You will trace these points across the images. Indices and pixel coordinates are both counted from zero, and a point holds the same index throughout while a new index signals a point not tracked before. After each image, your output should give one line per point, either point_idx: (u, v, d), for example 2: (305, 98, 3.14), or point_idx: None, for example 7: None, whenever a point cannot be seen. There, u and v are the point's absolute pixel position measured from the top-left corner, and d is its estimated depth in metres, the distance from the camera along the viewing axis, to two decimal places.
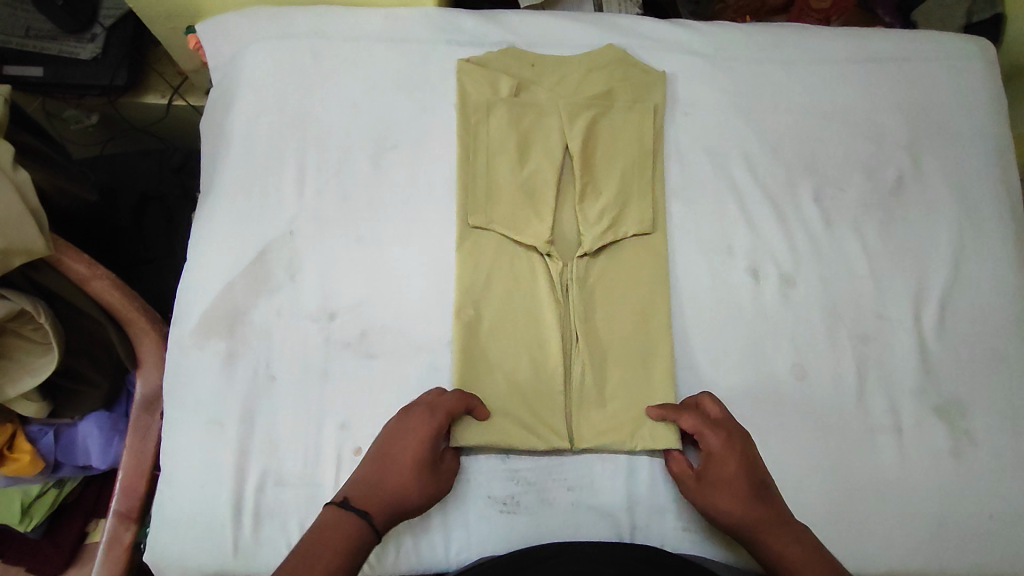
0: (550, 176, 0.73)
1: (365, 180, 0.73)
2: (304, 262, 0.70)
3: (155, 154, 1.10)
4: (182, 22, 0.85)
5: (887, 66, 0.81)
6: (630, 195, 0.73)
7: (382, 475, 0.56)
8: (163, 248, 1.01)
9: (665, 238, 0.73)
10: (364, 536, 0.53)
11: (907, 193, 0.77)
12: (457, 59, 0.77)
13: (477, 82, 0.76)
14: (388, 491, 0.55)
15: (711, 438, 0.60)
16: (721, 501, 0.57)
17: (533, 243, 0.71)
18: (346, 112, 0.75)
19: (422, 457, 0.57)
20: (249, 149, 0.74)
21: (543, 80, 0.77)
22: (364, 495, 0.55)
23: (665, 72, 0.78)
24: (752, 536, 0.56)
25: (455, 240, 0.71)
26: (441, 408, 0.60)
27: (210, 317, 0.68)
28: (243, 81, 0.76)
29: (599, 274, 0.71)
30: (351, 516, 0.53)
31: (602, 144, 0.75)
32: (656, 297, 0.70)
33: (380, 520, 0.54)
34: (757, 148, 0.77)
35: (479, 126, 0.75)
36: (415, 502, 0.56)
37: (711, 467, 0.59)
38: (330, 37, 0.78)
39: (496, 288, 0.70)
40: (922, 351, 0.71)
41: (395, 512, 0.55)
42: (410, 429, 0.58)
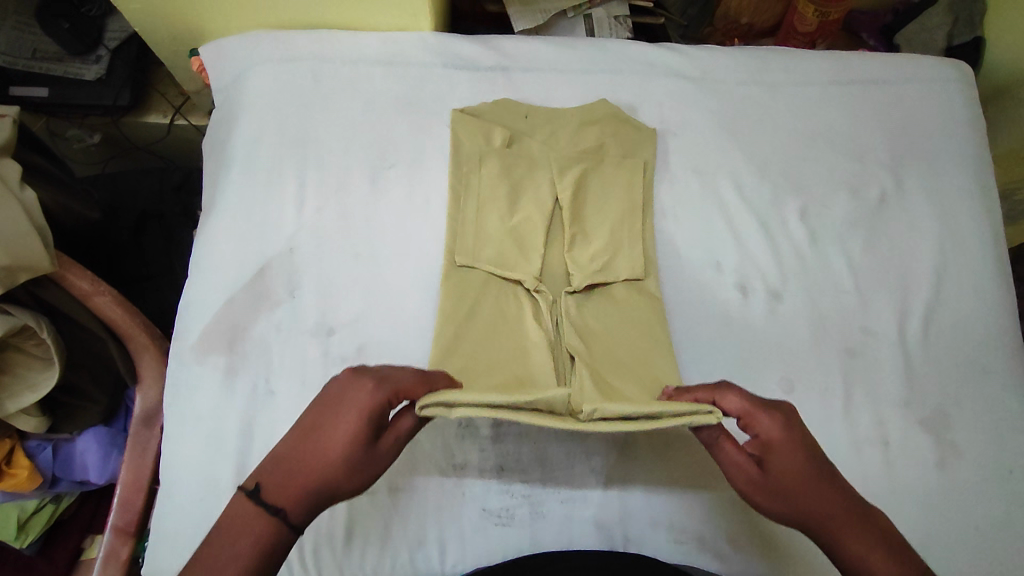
0: (539, 225, 0.74)
1: (363, 198, 0.75)
2: (304, 278, 0.72)
3: (156, 172, 1.13)
4: (185, 46, 0.87)
5: (867, 89, 0.84)
6: (620, 245, 0.74)
7: (306, 461, 0.48)
8: (163, 265, 1.03)
9: (655, 285, 0.73)
10: (277, 534, 0.46)
11: (890, 211, 0.79)
12: (451, 109, 0.79)
13: (470, 133, 0.77)
14: (312, 481, 0.48)
15: (765, 421, 0.52)
16: (791, 497, 0.50)
17: (521, 279, 0.71)
18: (345, 132, 0.78)
19: (355, 442, 0.48)
20: (250, 168, 0.76)
21: (535, 134, 0.79)
22: (282, 484, 0.47)
23: (655, 130, 0.80)
24: (822, 532, 0.49)
25: (440, 277, 0.72)
26: (390, 384, 0.50)
27: (211, 333, 0.69)
28: (245, 103, 0.79)
29: (590, 316, 0.71)
30: (261, 513, 0.46)
31: (591, 197, 0.76)
32: (650, 333, 0.70)
33: (297, 513, 0.47)
34: (744, 168, 0.80)
35: (471, 170, 0.76)
36: (346, 489, 0.49)
37: (767, 458, 0.51)
38: (329, 60, 0.80)
39: (483, 320, 0.69)
40: (907, 365, 0.73)
41: (319, 502, 0.48)
42: (346, 407, 0.49)
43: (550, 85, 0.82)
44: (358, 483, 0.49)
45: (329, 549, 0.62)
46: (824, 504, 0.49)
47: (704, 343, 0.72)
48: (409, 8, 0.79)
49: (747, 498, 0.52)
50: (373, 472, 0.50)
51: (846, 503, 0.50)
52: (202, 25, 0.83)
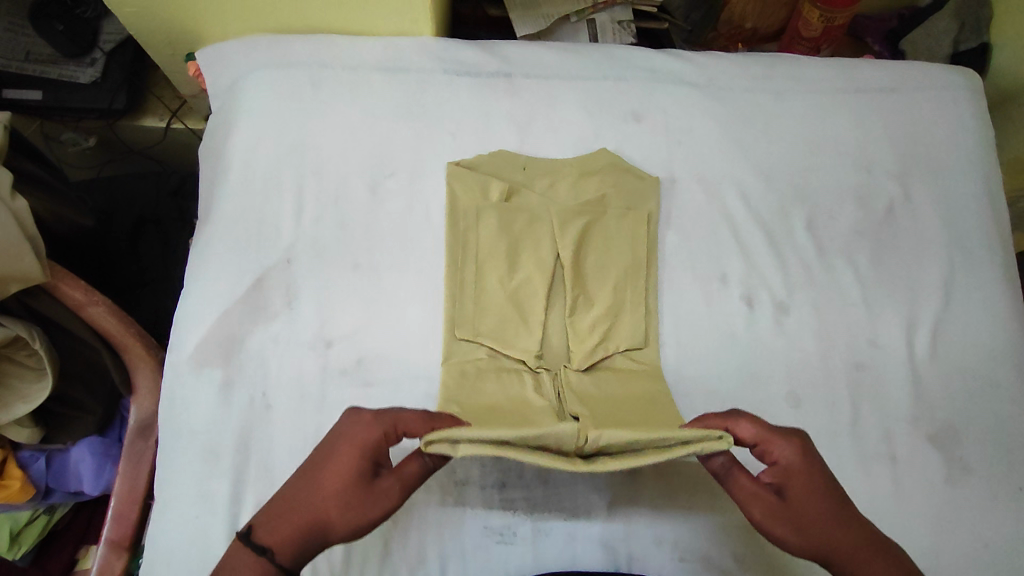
0: (539, 288, 0.72)
1: (362, 208, 0.74)
2: (301, 289, 0.70)
3: (152, 176, 1.12)
4: (182, 49, 0.86)
5: (875, 97, 0.83)
6: (621, 309, 0.72)
7: (300, 502, 0.49)
8: (160, 271, 1.03)
9: (657, 352, 0.71)
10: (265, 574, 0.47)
11: (898, 222, 0.78)
12: (446, 163, 0.76)
13: (467, 186, 0.74)
14: (302, 518, 0.48)
15: (782, 446, 0.52)
16: (814, 527, 0.49)
17: (521, 357, 0.70)
18: (345, 140, 0.76)
19: (346, 474, 0.49)
20: (247, 177, 0.74)
21: (534, 184, 0.76)
22: (275, 523, 0.48)
23: (659, 178, 0.77)
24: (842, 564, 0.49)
25: (440, 354, 0.69)
26: (386, 417, 0.51)
27: (207, 345, 0.68)
28: (243, 108, 0.77)
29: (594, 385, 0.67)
30: (249, 552, 0.47)
31: (593, 254, 0.74)
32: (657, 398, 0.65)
33: (286, 552, 0.47)
34: (749, 176, 0.78)
35: (470, 225, 0.73)
36: (338, 530, 0.48)
37: (786, 485, 0.51)
38: (328, 67, 0.79)
39: (485, 397, 0.65)
40: (914, 378, 0.72)
41: (310, 541, 0.48)
42: (340, 443, 0.50)
43: (553, 91, 0.80)
44: (351, 523, 0.48)
45: (327, 567, 0.61)
46: (842, 538, 0.49)
47: (708, 355, 0.71)
48: (409, 12, 0.78)
49: (766, 533, 0.51)
50: (370, 516, 0.49)
51: (869, 546, 0.49)
52: (198, 30, 0.82)
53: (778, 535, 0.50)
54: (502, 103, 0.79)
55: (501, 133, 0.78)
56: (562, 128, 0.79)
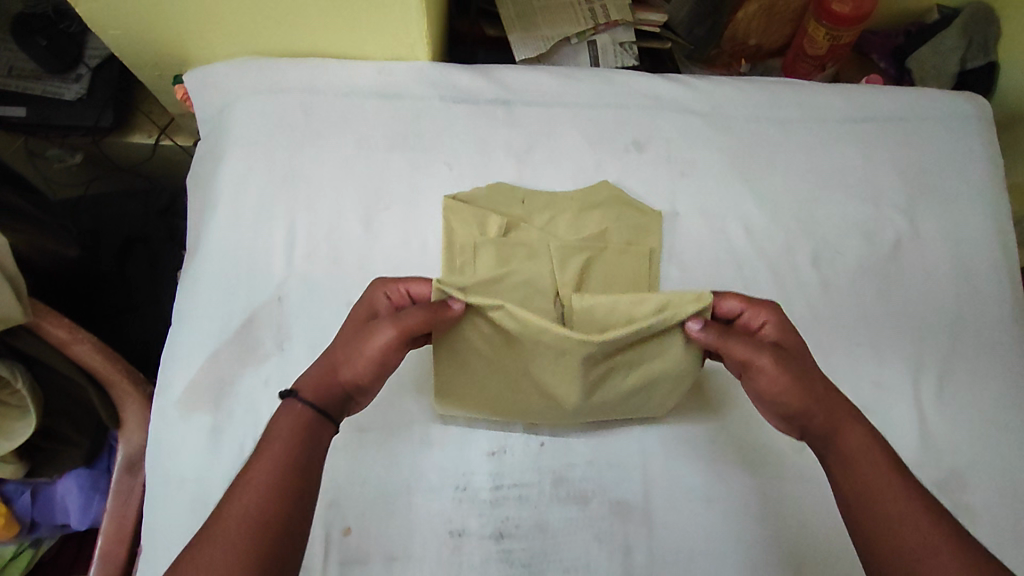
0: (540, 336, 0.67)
1: (357, 244, 0.72)
2: (294, 329, 0.69)
3: (141, 195, 1.11)
4: (168, 72, 0.82)
5: (883, 126, 0.81)
6: None
7: (324, 357, 0.57)
8: (147, 293, 1.01)
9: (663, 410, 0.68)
10: (296, 413, 0.52)
11: (905, 257, 0.76)
12: (444, 197, 0.73)
13: (464, 221, 0.72)
14: (323, 366, 0.56)
15: (765, 313, 0.59)
16: (804, 375, 0.54)
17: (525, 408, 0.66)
18: (338, 170, 0.74)
19: (358, 325, 0.58)
20: (236, 210, 0.72)
21: (533, 218, 0.74)
22: (305, 374, 0.56)
23: (662, 212, 0.75)
24: (832, 413, 0.54)
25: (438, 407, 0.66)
26: (394, 282, 0.61)
27: (197, 387, 0.67)
28: (233, 137, 0.75)
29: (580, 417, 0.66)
30: (285, 400, 0.54)
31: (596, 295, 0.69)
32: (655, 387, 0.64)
33: (309, 391, 0.54)
34: (753, 210, 0.77)
35: (467, 257, 0.71)
36: (349, 370, 0.55)
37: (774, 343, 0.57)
38: (321, 92, 0.76)
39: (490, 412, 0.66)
40: (920, 422, 0.71)
41: (326, 383, 0.55)
42: (356, 309, 0.60)
43: (553, 119, 0.78)
44: (356, 360, 0.55)
45: None
46: (825, 389, 0.54)
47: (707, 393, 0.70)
48: (405, 37, 0.75)
49: (770, 376, 0.54)
50: (369, 353, 0.55)
51: (843, 403, 0.54)
52: (186, 53, 0.79)
53: (780, 379, 0.54)
54: (500, 133, 0.77)
55: (500, 164, 0.76)
56: (562, 159, 0.77)
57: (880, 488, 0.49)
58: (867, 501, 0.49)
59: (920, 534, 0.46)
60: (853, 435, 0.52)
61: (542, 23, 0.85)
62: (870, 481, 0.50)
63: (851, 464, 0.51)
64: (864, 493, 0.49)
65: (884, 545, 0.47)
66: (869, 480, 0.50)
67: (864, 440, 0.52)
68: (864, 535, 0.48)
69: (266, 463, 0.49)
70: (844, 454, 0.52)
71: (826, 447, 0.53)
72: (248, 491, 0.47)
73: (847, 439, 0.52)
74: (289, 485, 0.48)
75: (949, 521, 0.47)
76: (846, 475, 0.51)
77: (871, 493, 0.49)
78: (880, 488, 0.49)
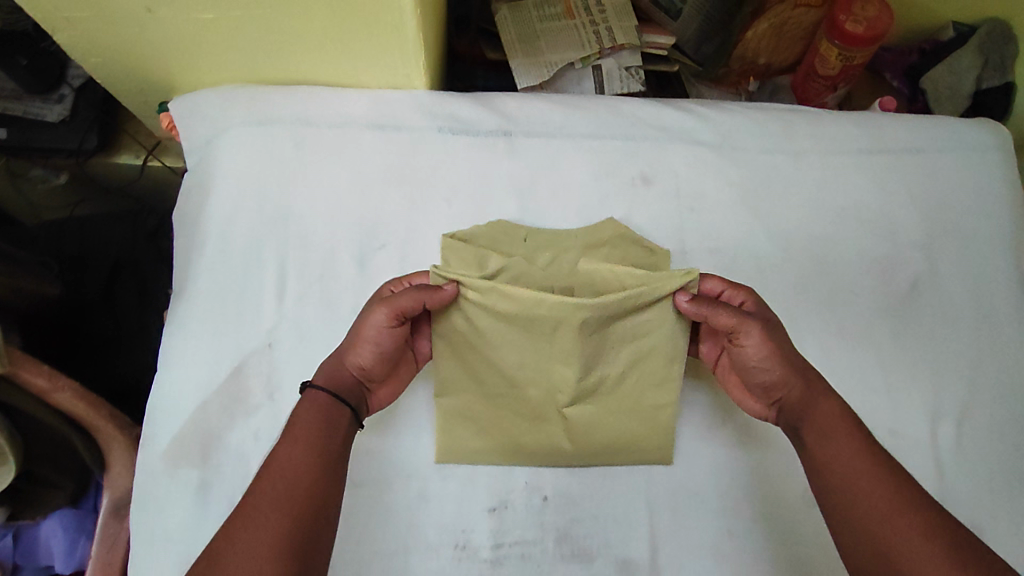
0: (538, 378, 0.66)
1: (351, 286, 0.69)
2: (285, 378, 0.66)
3: (127, 218, 1.06)
4: (153, 97, 0.78)
5: (901, 158, 0.78)
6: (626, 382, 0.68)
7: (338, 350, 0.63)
8: (134, 322, 0.98)
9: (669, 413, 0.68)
10: (312, 399, 0.59)
11: (922, 297, 0.74)
12: (441, 236, 0.70)
13: (461, 260, 0.68)
14: (335, 355, 0.62)
15: (742, 296, 0.65)
16: (775, 350, 0.61)
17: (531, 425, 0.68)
18: (332, 207, 0.71)
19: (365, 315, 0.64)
20: (226, 250, 0.69)
21: (536, 257, 0.69)
22: (321, 366, 0.63)
23: (669, 250, 0.72)
24: (805, 385, 0.60)
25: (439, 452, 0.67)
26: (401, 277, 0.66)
27: (185, 440, 0.64)
28: (221, 173, 0.72)
29: (581, 416, 0.68)
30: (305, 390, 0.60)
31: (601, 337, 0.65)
32: (652, 374, 0.68)
33: (320, 378, 0.60)
34: (766, 248, 0.74)
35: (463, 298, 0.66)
36: (355, 355, 0.62)
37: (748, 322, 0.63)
38: (313, 123, 0.73)
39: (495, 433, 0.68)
40: (937, 473, 0.68)
41: (335, 370, 0.61)
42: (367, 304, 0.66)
43: (557, 151, 0.74)
44: (360, 345, 0.61)
45: None
46: (797, 363, 0.61)
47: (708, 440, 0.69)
48: (401, 67, 0.72)
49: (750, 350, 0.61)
50: (368, 336, 0.61)
51: (813, 378, 0.60)
52: (171, 80, 0.74)
53: (755, 351, 0.61)
54: (501, 166, 0.73)
55: (500, 199, 0.72)
56: (565, 194, 0.73)
57: (843, 460, 0.55)
58: (833, 465, 0.55)
59: (873, 496, 0.52)
60: (823, 407, 0.59)
61: (545, 48, 0.82)
62: (834, 448, 0.56)
63: (822, 432, 0.57)
64: (828, 457, 0.56)
65: (843, 503, 0.54)
66: (833, 446, 0.56)
67: (833, 411, 0.58)
68: (826, 494, 0.55)
69: (294, 446, 0.55)
70: (814, 424, 0.58)
71: (803, 418, 0.59)
72: (280, 472, 0.53)
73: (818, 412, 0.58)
74: (315, 465, 0.55)
75: (899, 481, 0.53)
76: (815, 442, 0.57)
77: (835, 459, 0.55)
78: (843, 453, 0.55)
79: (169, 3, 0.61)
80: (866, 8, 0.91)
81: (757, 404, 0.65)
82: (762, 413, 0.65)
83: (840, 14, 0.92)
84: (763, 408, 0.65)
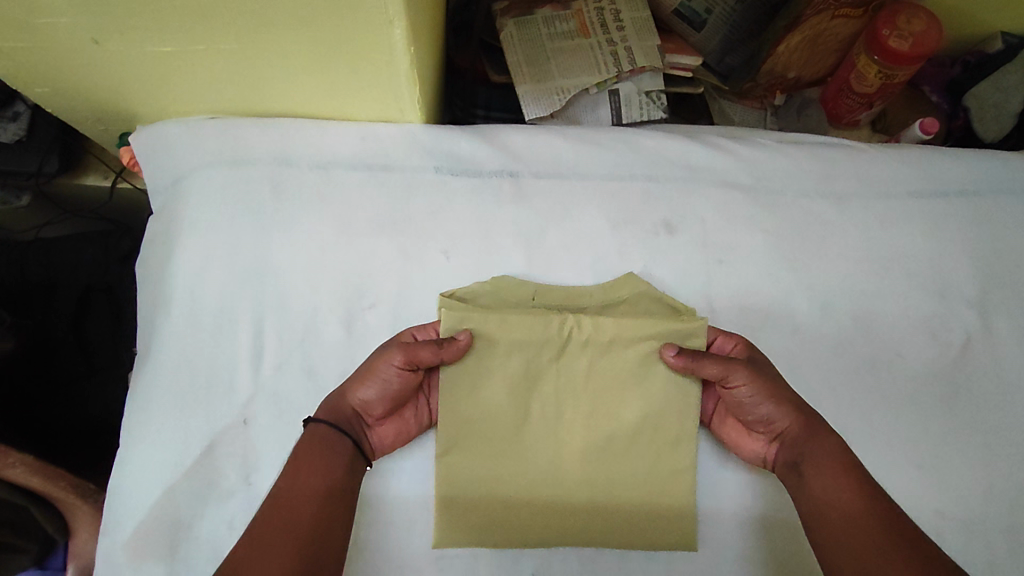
0: (538, 429, 0.60)
1: (335, 352, 0.61)
2: (262, 459, 0.58)
3: (97, 238, 0.96)
4: (115, 127, 0.70)
5: (948, 203, 0.70)
6: (636, 438, 0.60)
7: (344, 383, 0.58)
8: (108, 356, 0.91)
9: (688, 477, 0.60)
10: (313, 433, 0.54)
11: (975, 362, 0.66)
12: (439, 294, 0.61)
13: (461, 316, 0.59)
14: (341, 391, 0.57)
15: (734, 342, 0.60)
16: (775, 389, 0.56)
17: (532, 486, 0.59)
18: (313, 262, 0.63)
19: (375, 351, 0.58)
20: (195, 309, 0.61)
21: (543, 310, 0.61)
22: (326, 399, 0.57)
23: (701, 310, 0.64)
24: (804, 427, 0.55)
25: (435, 535, 0.57)
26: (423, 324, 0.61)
27: (148, 531, 0.56)
28: (191, 216, 0.63)
29: (579, 475, 0.59)
30: (312, 422, 0.55)
31: (605, 383, 0.60)
32: (666, 434, 0.60)
33: (324, 413, 0.55)
34: (803, 304, 0.66)
35: (455, 365, 0.59)
36: (361, 394, 0.56)
37: (755, 361, 0.58)
38: (294, 164, 0.65)
39: (502, 502, 0.59)
40: (996, 568, 0.59)
41: (337, 406, 0.56)
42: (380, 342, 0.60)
43: (570, 195, 0.66)
44: (366, 385, 0.56)
45: None
46: (797, 400, 0.56)
47: (744, 528, 0.60)
48: (394, 102, 0.63)
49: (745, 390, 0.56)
50: (378, 373, 0.56)
51: (810, 416, 0.56)
52: (131, 110, 0.65)
53: (749, 391, 0.56)
54: (506, 213, 0.65)
55: (504, 251, 0.64)
56: (579, 244, 0.65)
57: (843, 498, 0.51)
58: (829, 504, 0.51)
59: (877, 535, 0.48)
60: (821, 444, 0.54)
61: (557, 72, 0.75)
62: (834, 486, 0.51)
63: (821, 470, 0.53)
64: (827, 495, 0.51)
65: (842, 541, 0.49)
66: (830, 482, 0.52)
67: (832, 448, 0.53)
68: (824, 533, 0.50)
69: (301, 476, 0.51)
70: (811, 461, 0.53)
71: (803, 453, 0.54)
72: (281, 505, 0.50)
73: (814, 451, 0.54)
74: (318, 502, 0.50)
75: (902, 523, 0.49)
76: (816, 479, 0.53)
77: (830, 495, 0.51)
78: (838, 489, 0.51)
79: (120, 35, 0.52)
80: (912, 22, 0.80)
81: (756, 442, 0.58)
82: (763, 453, 0.58)
83: (884, 28, 0.80)
84: (764, 446, 0.58)
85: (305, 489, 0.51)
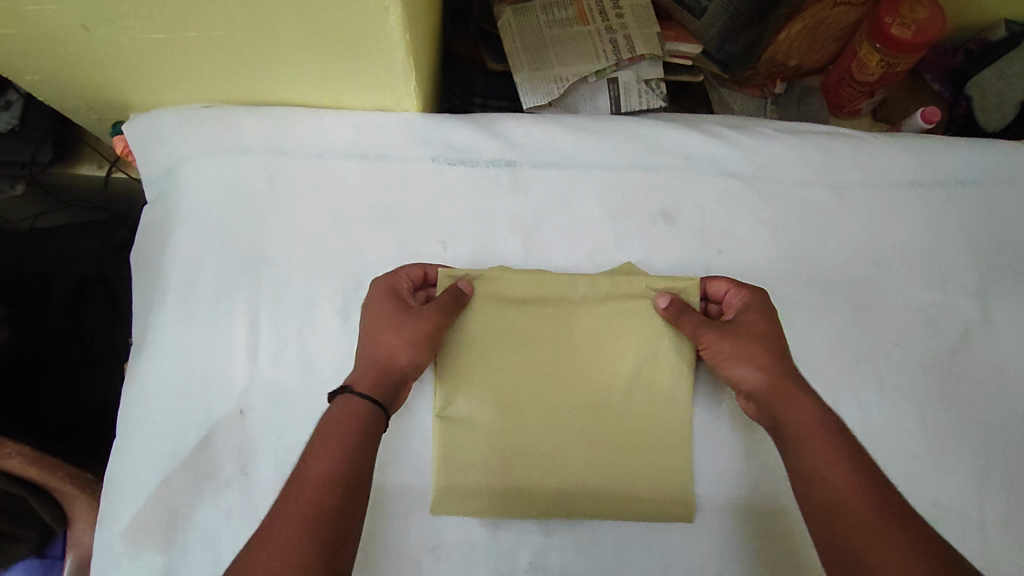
0: (533, 391, 0.59)
1: (331, 342, 0.60)
2: (258, 449, 0.58)
3: (93, 228, 0.95)
4: (108, 116, 0.69)
5: (947, 193, 0.70)
6: (634, 395, 0.60)
7: (369, 359, 0.55)
8: (106, 345, 0.90)
9: (685, 437, 0.59)
10: (357, 415, 0.51)
11: (973, 353, 0.66)
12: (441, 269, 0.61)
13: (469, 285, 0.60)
14: (379, 367, 0.55)
15: (735, 298, 0.60)
16: (755, 347, 0.56)
17: (526, 448, 0.58)
18: (308, 250, 0.62)
19: (391, 315, 0.57)
20: (189, 299, 0.61)
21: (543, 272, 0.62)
22: (360, 381, 0.54)
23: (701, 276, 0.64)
24: (785, 389, 0.54)
25: (434, 503, 0.57)
26: (403, 276, 0.60)
27: (146, 520, 0.56)
28: (186, 203, 0.63)
29: (575, 433, 0.59)
30: (353, 406, 0.52)
31: (602, 338, 0.61)
32: (660, 392, 0.60)
33: (374, 393, 0.53)
34: (801, 294, 0.65)
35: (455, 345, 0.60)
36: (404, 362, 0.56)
37: (737, 319, 0.58)
38: (290, 153, 0.64)
39: (500, 466, 0.58)
40: (991, 557, 0.59)
41: (384, 381, 0.54)
42: (373, 307, 0.57)
43: (567, 184, 0.66)
44: (412, 352, 0.56)
45: None
46: (772, 361, 0.55)
47: (751, 519, 0.58)
48: (389, 89, 0.62)
49: (715, 348, 0.57)
50: (420, 338, 0.56)
51: (791, 379, 0.54)
52: (124, 98, 0.64)
53: (723, 350, 0.57)
54: (504, 202, 0.65)
55: (501, 241, 0.64)
56: (577, 234, 0.65)
57: (822, 469, 0.48)
58: (812, 468, 0.49)
59: (852, 509, 0.45)
60: (799, 403, 0.53)
61: (555, 61, 0.75)
62: (815, 455, 0.49)
63: (796, 440, 0.51)
64: (805, 466, 0.49)
65: (825, 509, 0.47)
66: (810, 447, 0.50)
67: (806, 410, 0.52)
68: (811, 496, 0.48)
69: (327, 459, 0.48)
70: (790, 422, 0.52)
71: (778, 416, 0.53)
72: (305, 491, 0.46)
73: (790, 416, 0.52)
74: (339, 492, 0.46)
75: (885, 502, 0.45)
76: (794, 446, 0.51)
77: (811, 461, 0.49)
78: (817, 456, 0.49)
79: (108, 21, 0.51)
80: (915, 10, 0.79)
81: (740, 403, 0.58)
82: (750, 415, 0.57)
83: (886, 15, 0.79)
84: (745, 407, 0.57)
85: (327, 475, 0.47)
